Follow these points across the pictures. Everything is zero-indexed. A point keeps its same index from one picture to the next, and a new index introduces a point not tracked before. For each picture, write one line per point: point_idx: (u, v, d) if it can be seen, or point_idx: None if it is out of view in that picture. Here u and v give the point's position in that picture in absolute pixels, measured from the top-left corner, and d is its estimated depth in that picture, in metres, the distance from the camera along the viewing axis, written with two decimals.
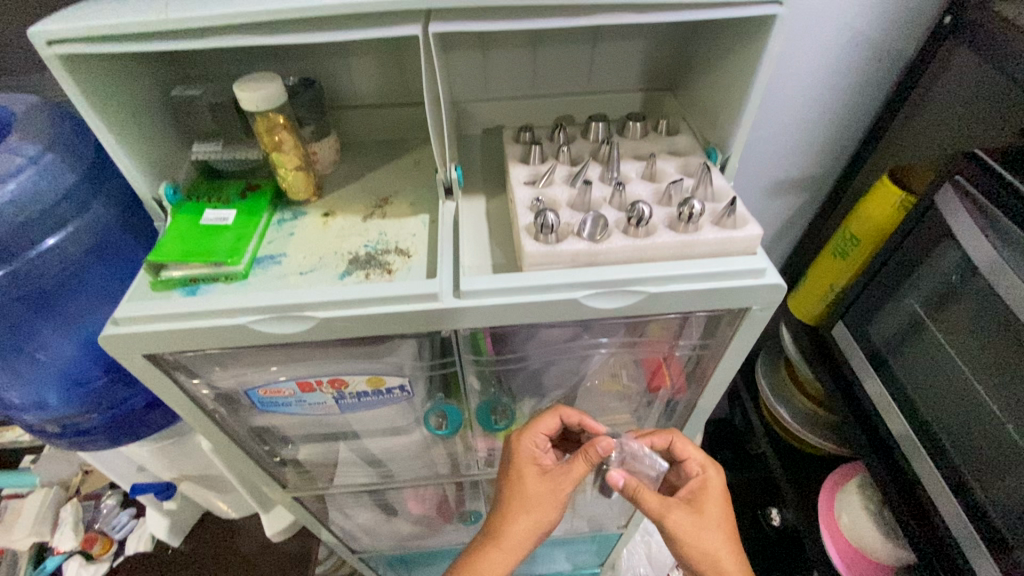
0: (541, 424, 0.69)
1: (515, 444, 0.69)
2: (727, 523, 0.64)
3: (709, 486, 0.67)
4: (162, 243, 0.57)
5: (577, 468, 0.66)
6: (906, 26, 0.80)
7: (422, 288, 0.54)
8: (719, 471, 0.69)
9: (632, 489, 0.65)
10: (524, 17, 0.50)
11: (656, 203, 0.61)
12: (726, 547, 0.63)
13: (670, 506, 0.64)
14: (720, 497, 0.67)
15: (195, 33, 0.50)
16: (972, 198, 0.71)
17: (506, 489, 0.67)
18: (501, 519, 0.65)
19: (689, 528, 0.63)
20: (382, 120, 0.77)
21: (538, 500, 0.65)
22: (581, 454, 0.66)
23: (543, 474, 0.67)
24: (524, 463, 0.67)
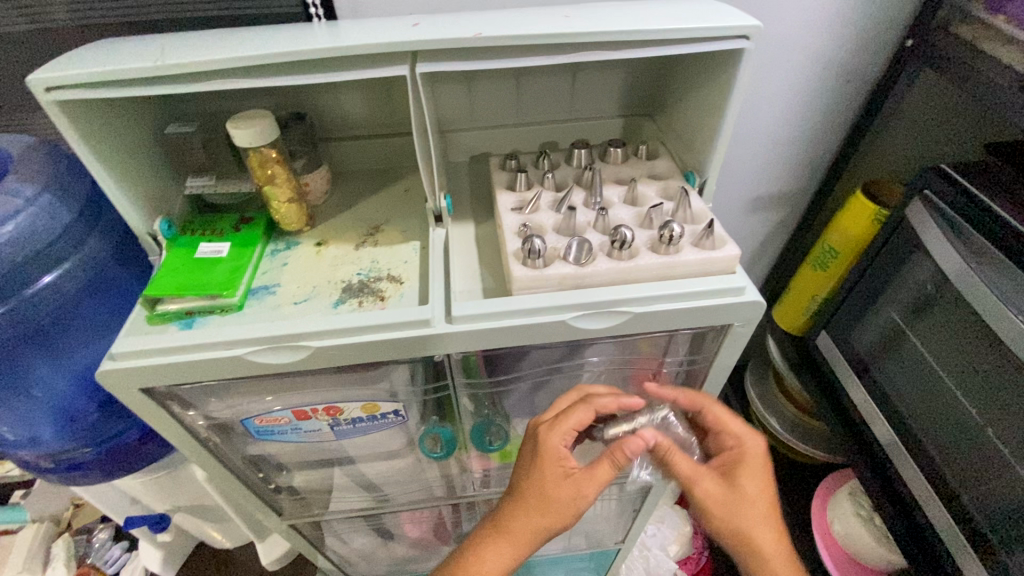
0: (572, 421, 0.62)
1: (538, 440, 0.62)
2: (765, 500, 0.63)
3: (748, 462, 0.64)
4: (158, 277, 0.59)
5: (601, 473, 0.60)
6: (871, 50, 0.84)
7: (414, 315, 0.56)
8: (761, 444, 0.65)
9: (660, 452, 0.63)
10: (506, 56, 0.53)
11: (639, 225, 0.63)
12: (759, 522, 0.62)
13: (698, 476, 0.63)
14: (761, 474, 0.64)
15: (190, 77, 0.52)
16: (941, 212, 0.74)
17: (518, 483, 0.62)
18: (509, 514, 0.62)
19: (719, 501, 0.62)
20: (371, 150, 0.79)
21: (555, 507, 0.60)
22: (608, 455, 0.60)
23: (567, 476, 0.61)
24: (549, 461, 0.61)
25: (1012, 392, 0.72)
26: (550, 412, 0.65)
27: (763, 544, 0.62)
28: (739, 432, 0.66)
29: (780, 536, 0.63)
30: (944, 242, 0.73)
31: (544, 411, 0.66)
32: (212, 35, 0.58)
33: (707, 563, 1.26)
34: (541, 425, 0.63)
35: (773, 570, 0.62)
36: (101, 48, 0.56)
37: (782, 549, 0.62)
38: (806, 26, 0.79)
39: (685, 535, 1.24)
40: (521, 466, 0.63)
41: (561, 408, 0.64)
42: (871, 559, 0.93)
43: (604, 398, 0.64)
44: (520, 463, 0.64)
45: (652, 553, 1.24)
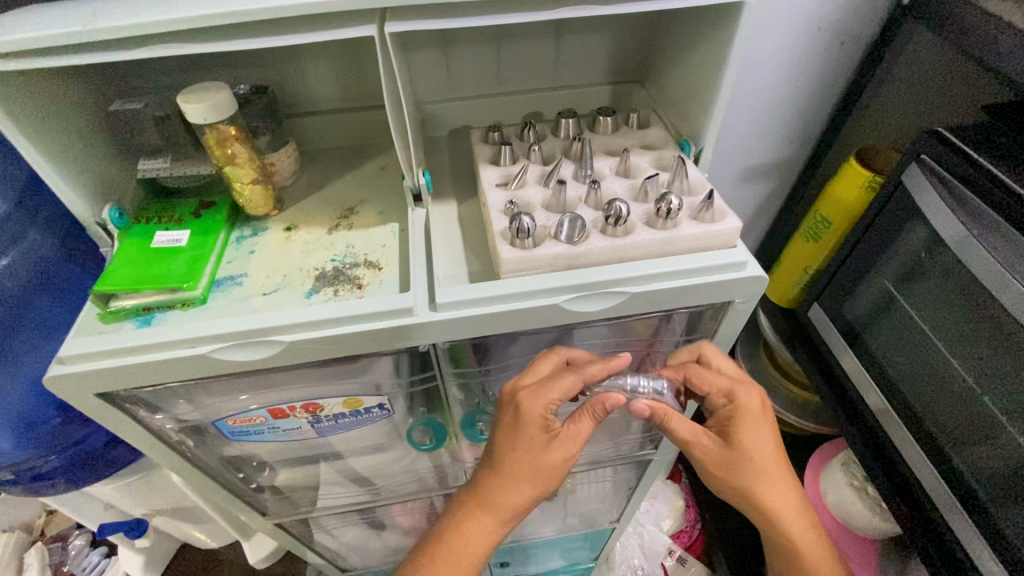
0: (561, 389, 0.57)
1: (521, 406, 0.57)
2: (768, 452, 0.60)
3: (744, 416, 0.60)
4: (110, 270, 0.54)
5: (583, 429, 0.58)
6: (868, 8, 0.80)
7: (395, 303, 0.51)
8: (754, 395, 0.61)
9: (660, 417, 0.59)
10: (486, 13, 0.47)
11: (633, 199, 0.60)
12: (763, 475, 0.60)
13: (699, 437, 0.60)
14: (761, 425, 0.60)
15: (128, 43, 0.46)
16: (939, 176, 0.72)
17: (500, 456, 0.58)
18: (491, 485, 0.59)
19: (720, 460, 0.60)
20: (343, 125, 0.73)
21: (543, 473, 0.58)
22: (588, 409, 0.58)
23: (552, 441, 0.57)
24: (533, 427, 0.57)
25: (1008, 356, 0.69)
26: (531, 377, 0.59)
27: (770, 498, 0.61)
28: (724, 388, 0.61)
29: (786, 488, 0.61)
30: (943, 207, 0.70)
31: (520, 375, 0.61)
32: None
33: (702, 533, 1.27)
34: (522, 392, 0.58)
35: (774, 518, 0.62)
36: (23, 14, 0.50)
37: (790, 497, 0.62)
38: None
39: (678, 510, 1.24)
40: (501, 437, 0.59)
41: (542, 371, 0.59)
42: (865, 529, 0.93)
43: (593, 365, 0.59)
44: (501, 434, 0.59)
45: (646, 529, 1.24)
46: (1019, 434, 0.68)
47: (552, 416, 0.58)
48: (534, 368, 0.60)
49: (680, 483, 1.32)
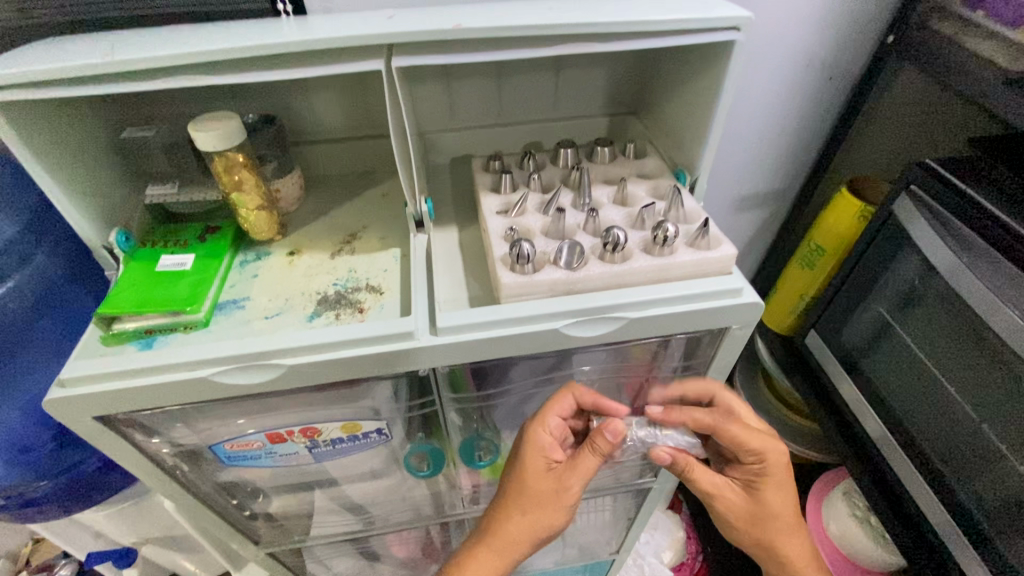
0: (557, 413, 0.61)
1: (526, 433, 0.60)
2: (789, 505, 0.63)
3: (772, 476, 0.61)
4: (114, 294, 0.54)
5: (584, 464, 0.59)
6: (854, 46, 0.83)
7: (396, 328, 0.52)
8: (783, 454, 0.61)
9: (679, 468, 0.63)
10: (489, 49, 0.49)
11: (630, 226, 0.61)
12: (785, 529, 0.63)
13: (723, 490, 0.63)
14: (786, 482, 0.62)
15: (143, 75, 0.48)
16: (928, 206, 0.73)
17: (505, 486, 0.61)
18: (493, 518, 0.60)
19: (742, 512, 0.63)
20: (347, 153, 0.75)
21: (539, 500, 0.59)
22: (589, 444, 0.59)
23: (548, 470, 0.59)
24: (533, 455, 0.59)
25: (1004, 383, 0.70)
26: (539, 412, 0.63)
27: (790, 552, 0.64)
28: (757, 449, 0.60)
29: (805, 543, 0.64)
30: (935, 237, 0.72)
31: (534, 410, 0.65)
32: (172, 29, 0.54)
33: (703, 566, 1.25)
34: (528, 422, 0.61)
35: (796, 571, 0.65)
36: (44, 47, 0.52)
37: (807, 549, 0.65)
38: (792, 21, 0.78)
39: (679, 541, 1.21)
40: (509, 469, 0.61)
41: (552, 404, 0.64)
42: (868, 562, 0.91)
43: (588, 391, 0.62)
44: (509, 465, 0.62)
45: (646, 561, 1.21)
46: (1020, 463, 0.68)
47: (555, 450, 0.60)
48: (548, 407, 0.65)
49: (681, 513, 1.30)
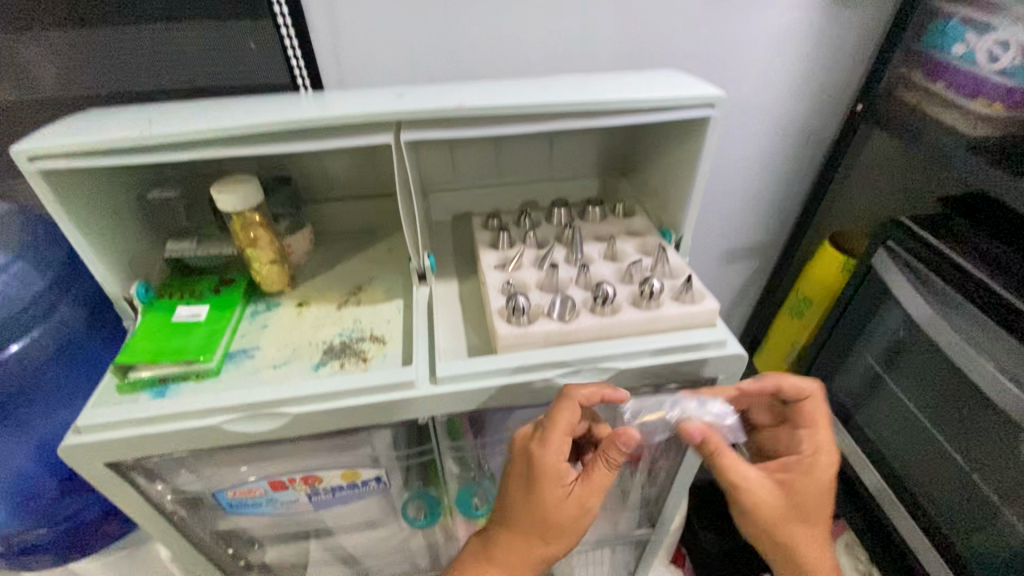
0: (566, 433, 0.52)
1: (533, 458, 0.53)
2: (820, 514, 0.57)
3: (814, 477, 0.56)
4: (131, 344, 0.57)
5: (599, 480, 0.54)
6: (827, 113, 0.90)
7: (398, 377, 0.55)
8: (834, 462, 0.57)
9: (709, 452, 0.54)
10: (489, 125, 0.55)
11: (619, 281, 0.65)
12: (811, 536, 0.57)
13: (757, 487, 0.56)
14: (825, 490, 0.57)
15: (174, 146, 0.53)
16: (905, 261, 0.77)
17: (517, 514, 0.55)
18: (510, 545, 0.56)
19: (776, 514, 0.56)
20: (356, 211, 0.80)
21: (561, 529, 0.54)
22: (600, 457, 0.54)
23: (566, 496, 0.53)
24: (548, 483, 0.53)
25: (989, 433, 0.71)
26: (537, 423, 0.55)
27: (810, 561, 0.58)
28: (817, 443, 0.58)
29: (827, 554, 0.59)
30: (914, 292, 0.75)
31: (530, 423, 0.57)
32: (204, 105, 0.60)
33: None
34: (532, 444, 0.54)
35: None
36: (89, 119, 0.57)
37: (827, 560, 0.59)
38: (768, 92, 0.85)
39: None
40: (515, 494, 0.55)
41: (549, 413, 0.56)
42: None
43: (585, 389, 0.54)
44: (515, 489, 0.55)
45: None
46: (1016, 518, 0.69)
47: (566, 468, 0.54)
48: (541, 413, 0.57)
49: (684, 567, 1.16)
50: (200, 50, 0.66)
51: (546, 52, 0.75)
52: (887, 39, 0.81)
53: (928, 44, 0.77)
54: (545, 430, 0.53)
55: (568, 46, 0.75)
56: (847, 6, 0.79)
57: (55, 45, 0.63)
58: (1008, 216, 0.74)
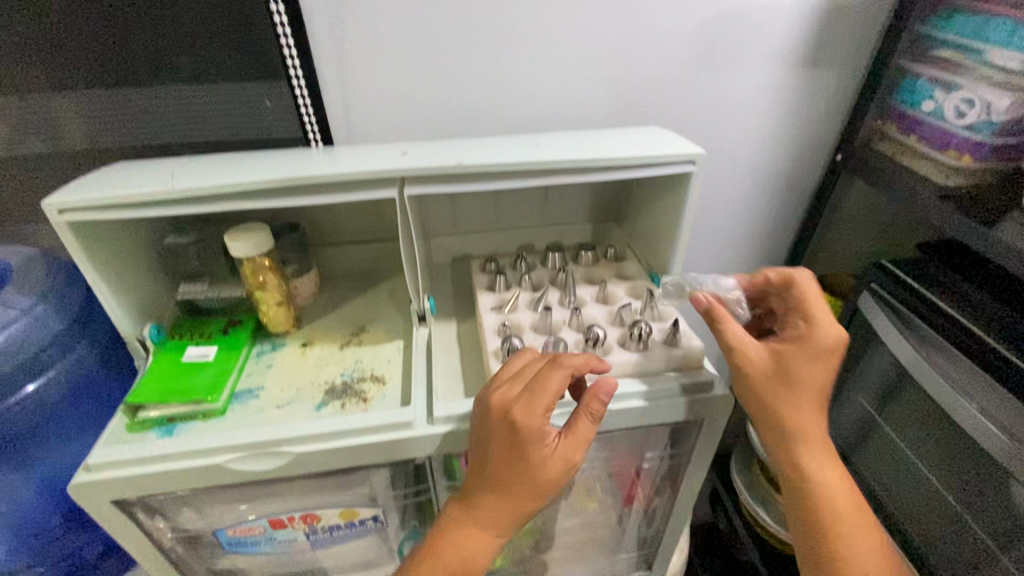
0: (551, 392, 0.52)
1: (517, 423, 0.51)
2: (822, 388, 0.58)
3: (810, 345, 0.58)
4: (141, 384, 0.60)
5: (581, 433, 0.54)
6: (809, 162, 0.95)
7: (397, 417, 0.57)
8: (835, 335, 0.58)
9: (710, 318, 0.61)
10: (486, 180, 0.59)
11: (610, 323, 0.68)
12: (808, 412, 0.59)
13: (751, 353, 0.60)
14: (824, 362, 0.58)
15: (194, 200, 0.57)
16: (887, 303, 0.80)
17: (501, 475, 0.53)
18: (496, 504, 0.54)
19: (767, 382, 0.59)
20: (360, 254, 0.84)
21: (546, 488, 0.53)
22: (584, 410, 0.54)
23: (552, 453, 0.53)
24: (532, 445, 0.52)
25: (975, 472, 0.69)
26: (517, 387, 0.54)
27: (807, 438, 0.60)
28: (817, 318, 0.59)
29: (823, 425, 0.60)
30: (899, 336, 0.76)
31: (503, 384, 0.54)
32: (222, 160, 0.64)
33: None
34: (513, 407, 0.52)
35: (813, 462, 0.60)
36: (116, 173, 0.62)
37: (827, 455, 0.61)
38: (752, 143, 0.90)
39: None
40: (499, 457, 0.53)
41: (527, 376, 0.55)
42: None
43: (573, 357, 0.56)
44: (496, 451, 0.53)
45: None
46: (1014, 565, 0.66)
47: (548, 428, 0.53)
48: (516, 370, 0.56)
49: None
50: (220, 109, 0.71)
51: (540, 109, 0.80)
52: (861, 97, 0.87)
53: (900, 100, 0.82)
54: (527, 393, 0.53)
55: (560, 103, 0.80)
56: (822, 67, 0.85)
57: (87, 105, 0.68)
58: (985, 266, 0.77)
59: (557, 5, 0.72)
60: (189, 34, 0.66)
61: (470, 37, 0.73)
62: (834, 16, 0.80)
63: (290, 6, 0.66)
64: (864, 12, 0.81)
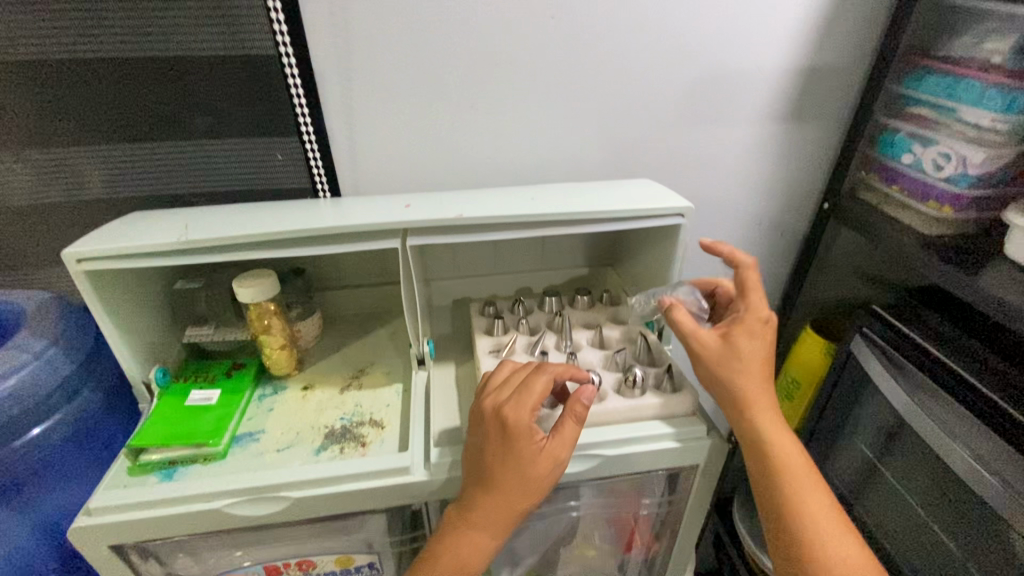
0: (536, 392, 0.56)
1: (507, 420, 0.54)
2: (762, 357, 0.61)
3: (747, 319, 0.61)
4: (144, 427, 0.61)
5: (568, 433, 0.55)
6: (797, 210, 0.98)
7: (395, 463, 0.58)
8: (764, 307, 0.61)
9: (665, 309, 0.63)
10: (484, 231, 0.62)
11: (606, 368, 0.69)
12: (758, 386, 0.60)
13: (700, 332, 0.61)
14: (761, 332, 0.60)
15: (205, 249, 0.59)
16: (881, 347, 0.77)
17: (493, 470, 0.54)
18: (486, 501, 0.54)
19: (719, 359, 0.60)
20: (363, 298, 0.87)
21: (534, 484, 0.54)
22: (568, 412, 0.56)
23: (538, 449, 0.54)
24: (523, 441, 0.54)
25: (973, 516, 0.65)
26: (505, 391, 0.57)
27: (763, 413, 0.60)
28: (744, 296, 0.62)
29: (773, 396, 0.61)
30: (890, 378, 0.74)
31: (494, 390, 0.58)
32: (234, 211, 0.68)
33: None
34: (504, 406, 0.55)
35: (775, 436, 0.60)
36: (132, 223, 0.65)
37: (789, 439, 0.61)
38: (742, 192, 0.94)
39: None
40: (493, 453, 0.54)
41: (516, 382, 0.58)
42: None
43: (558, 366, 0.60)
44: (489, 448, 0.55)
45: None
46: None
47: (536, 428, 0.55)
48: (503, 379, 0.59)
49: None
50: (233, 162, 0.75)
51: (537, 161, 0.84)
52: (844, 150, 0.91)
53: (881, 152, 0.85)
54: (512, 395, 0.56)
55: (557, 155, 0.84)
56: (805, 123, 0.89)
57: (107, 157, 0.72)
58: (968, 312, 0.80)
59: (553, 67, 0.77)
60: (207, 94, 0.70)
61: (472, 96, 0.77)
62: (814, 76, 0.85)
63: (303, 69, 0.71)
64: (843, 74, 0.86)
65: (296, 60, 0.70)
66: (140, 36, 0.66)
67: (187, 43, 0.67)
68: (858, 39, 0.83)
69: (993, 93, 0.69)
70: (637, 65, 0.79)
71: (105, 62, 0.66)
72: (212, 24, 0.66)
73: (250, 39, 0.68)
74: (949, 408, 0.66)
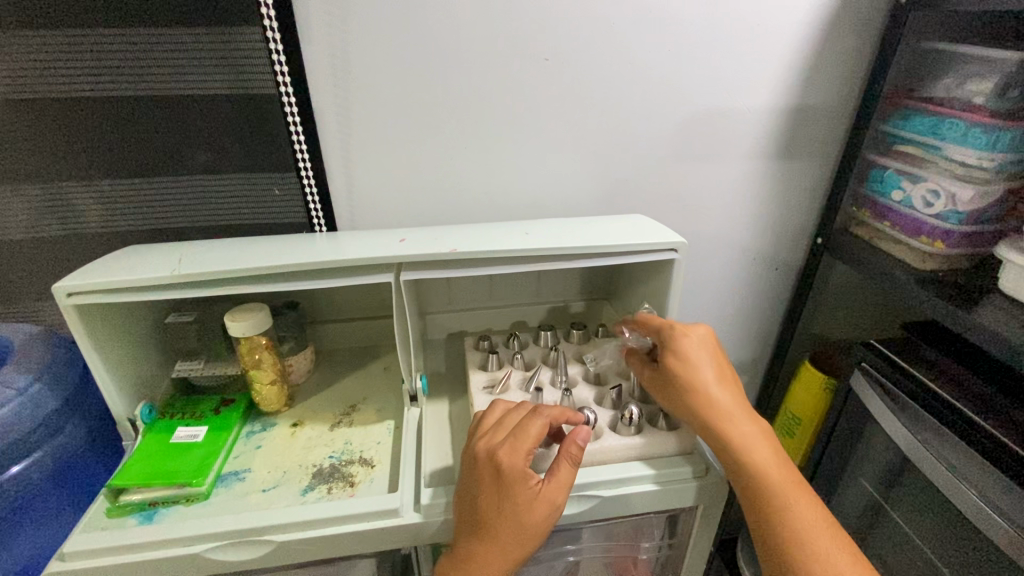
0: (530, 435, 0.55)
1: (502, 465, 0.53)
2: (706, 365, 0.61)
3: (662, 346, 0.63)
4: (127, 466, 0.59)
5: (563, 476, 0.54)
6: (791, 244, 0.99)
7: (384, 505, 0.56)
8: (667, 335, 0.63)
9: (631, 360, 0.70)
10: (477, 266, 0.62)
11: (601, 405, 0.68)
12: (712, 393, 0.59)
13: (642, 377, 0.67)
14: (685, 346, 0.61)
15: (197, 283, 0.59)
16: (881, 383, 0.76)
17: (487, 517, 0.52)
18: (477, 550, 0.52)
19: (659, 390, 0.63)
20: (357, 331, 0.86)
21: (528, 531, 0.52)
22: (563, 454, 0.55)
23: (534, 494, 0.53)
24: (517, 485, 0.52)
25: (981, 560, 0.62)
26: (499, 434, 0.56)
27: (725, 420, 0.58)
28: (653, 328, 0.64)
29: (734, 401, 0.60)
30: (891, 415, 0.73)
31: (487, 433, 0.57)
32: (227, 245, 0.68)
33: None
34: (498, 450, 0.54)
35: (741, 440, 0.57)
36: (126, 257, 0.65)
37: (761, 444, 0.58)
38: (735, 227, 0.95)
39: None
40: (486, 499, 0.52)
41: (510, 425, 0.57)
42: None
43: (553, 408, 0.59)
44: (482, 493, 0.53)
45: None
46: None
47: (531, 471, 0.54)
48: (497, 421, 0.58)
49: None
50: (230, 197, 0.76)
51: (531, 196, 0.85)
52: (833, 187, 0.92)
53: (870, 189, 0.87)
54: (503, 440, 0.55)
55: (552, 189, 0.85)
56: (795, 160, 0.91)
57: (103, 191, 0.72)
58: (967, 346, 0.79)
59: (547, 110, 0.79)
60: (206, 131, 0.71)
61: (467, 135, 0.79)
62: (803, 115, 0.87)
63: (303, 109, 0.72)
64: (831, 113, 0.88)
65: (296, 98, 0.72)
66: (143, 77, 0.67)
67: (189, 83, 0.69)
68: (844, 81, 0.86)
69: (977, 132, 0.70)
70: (629, 105, 0.81)
71: (108, 101, 0.68)
72: (215, 65, 0.68)
73: (251, 79, 0.70)
74: (951, 444, 0.64)
